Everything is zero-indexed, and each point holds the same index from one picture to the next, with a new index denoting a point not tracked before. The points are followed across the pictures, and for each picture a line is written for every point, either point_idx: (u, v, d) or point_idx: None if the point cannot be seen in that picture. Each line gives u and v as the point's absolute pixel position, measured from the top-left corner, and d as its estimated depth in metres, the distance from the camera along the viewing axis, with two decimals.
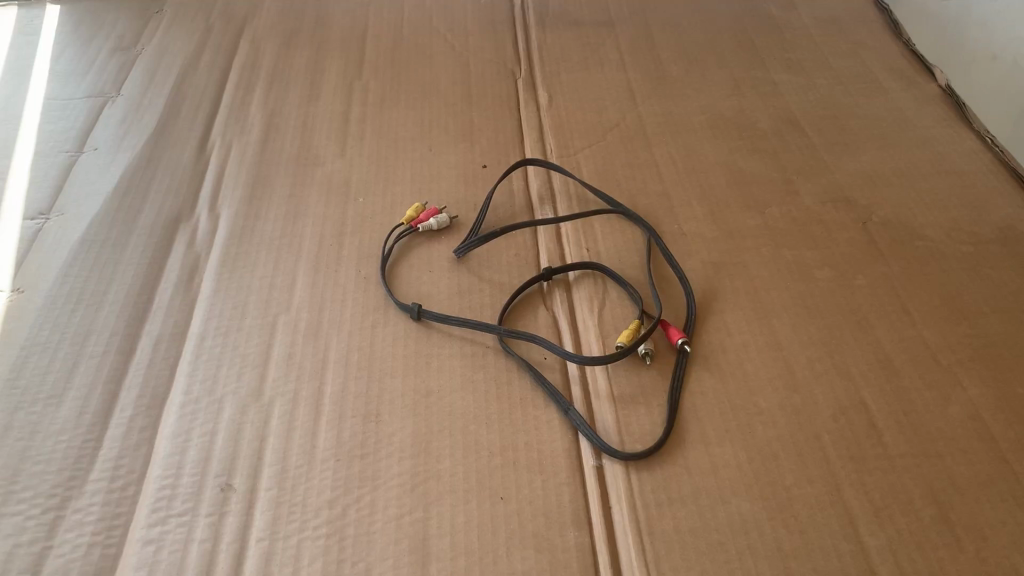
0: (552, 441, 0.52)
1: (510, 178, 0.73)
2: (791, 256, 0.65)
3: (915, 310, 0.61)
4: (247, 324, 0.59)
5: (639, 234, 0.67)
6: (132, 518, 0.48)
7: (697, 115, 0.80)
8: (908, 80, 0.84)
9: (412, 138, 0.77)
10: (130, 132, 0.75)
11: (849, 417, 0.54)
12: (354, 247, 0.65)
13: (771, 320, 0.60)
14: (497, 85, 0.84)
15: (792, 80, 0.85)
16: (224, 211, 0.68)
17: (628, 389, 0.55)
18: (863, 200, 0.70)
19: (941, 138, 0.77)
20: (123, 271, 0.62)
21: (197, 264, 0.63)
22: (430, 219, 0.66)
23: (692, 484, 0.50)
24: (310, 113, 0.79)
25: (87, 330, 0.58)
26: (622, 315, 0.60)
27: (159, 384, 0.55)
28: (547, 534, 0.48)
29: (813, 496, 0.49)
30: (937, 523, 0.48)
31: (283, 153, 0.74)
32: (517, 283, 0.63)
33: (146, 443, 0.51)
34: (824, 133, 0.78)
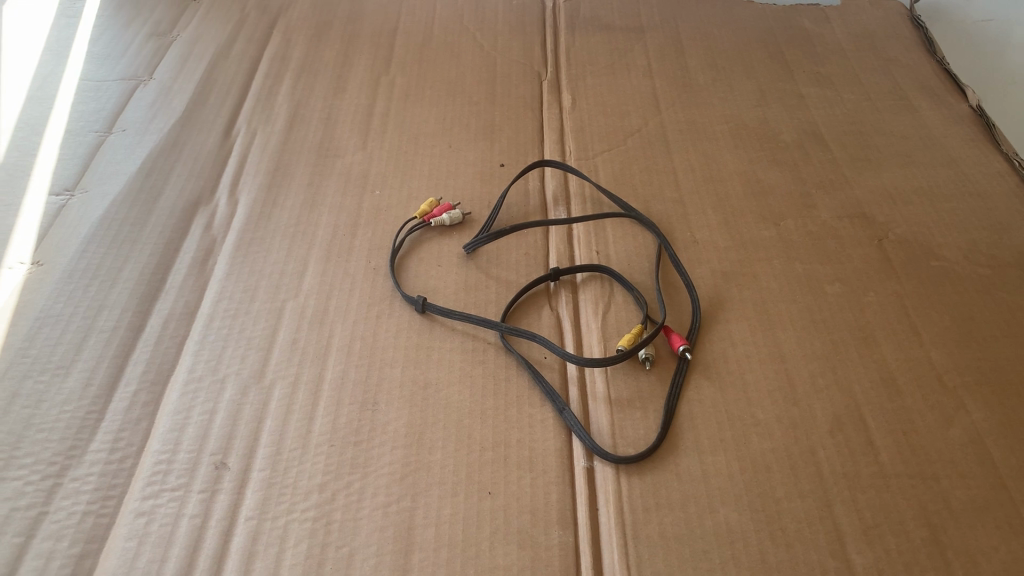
0: (545, 440, 0.53)
1: (526, 178, 0.74)
2: (802, 269, 0.65)
3: (925, 330, 0.60)
4: (256, 307, 0.60)
5: (651, 240, 0.67)
6: (128, 489, 0.49)
7: (720, 124, 0.80)
8: (939, 99, 0.83)
9: (433, 134, 0.77)
10: (158, 115, 0.77)
11: (846, 432, 0.53)
12: (366, 239, 0.66)
13: (776, 332, 0.60)
14: (522, 86, 0.84)
15: (819, 93, 0.84)
16: (243, 197, 0.69)
17: (625, 393, 0.55)
18: (880, 217, 0.69)
19: (968, 158, 0.76)
20: (140, 250, 0.63)
21: (212, 247, 0.65)
22: (443, 215, 0.67)
23: (681, 491, 0.50)
24: (335, 105, 0.80)
25: (100, 305, 0.59)
26: (625, 319, 0.60)
27: (165, 361, 0.56)
28: (531, 531, 0.48)
29: (803, 510, 0.49)
30: (927, 545, 0.47)
31: (304, 143, 0.75)
32: (525, 281, 0.64)
33: (147, 419, 0.52)
34: (847, 148, 0.77)
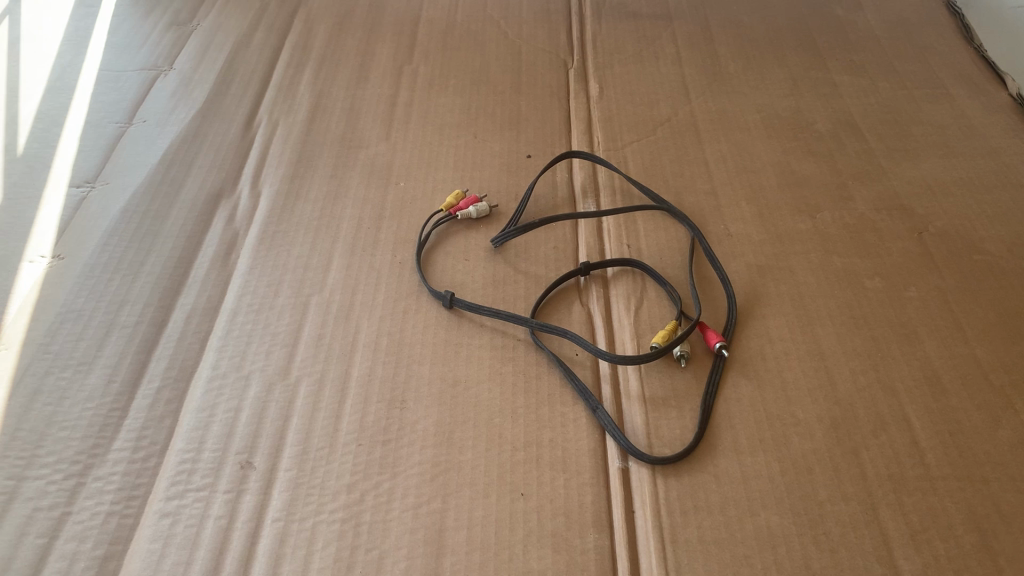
0: (578, 440, 0.51)
1: (554, 170, 0.72)
2: (840, 263, 0.63)
3: (969, 327, 0.58)
4: (280, 302, 0.59)
5: (683, 233, 0.65)
6: (152, 489, 0.48)
7: (752, 113, 0.78)
8: (977, 87, 0.81)
9: (457, 125, 0.76)
10: (178, 106, 0.76)
11: (890, 433, 0.51)
12: (391, 232, 0.65)
13: (815, 329, 0.58)
14: (548, 75, 0.83)
15: (853, 82, 0.82)
16: (266, 188, 0.68)
17: (660, 391, 0.54)
18: (920, 209, 0.67)
19: (1008, 148, 0.73)
20: (162, 243, 0.62)
21: (235, 240, 0.63)
22: (469, 207, 0.65)
23: (720, 494, 0.48)
24: (358, 95, 0.78)
25: (121, 300, 0.58)
26: (659, 315, 0.59)
27: (188, 357, 0.55)
28: (566, 534, 0.46)
29: (847, 514, 0.47)
30: (978, 551, 0.46)
31: (327, 134, 0.74)
32: (554, 276, 0.62)
33: (171, 417, 0.51)
34: (883, 138, 0.75)
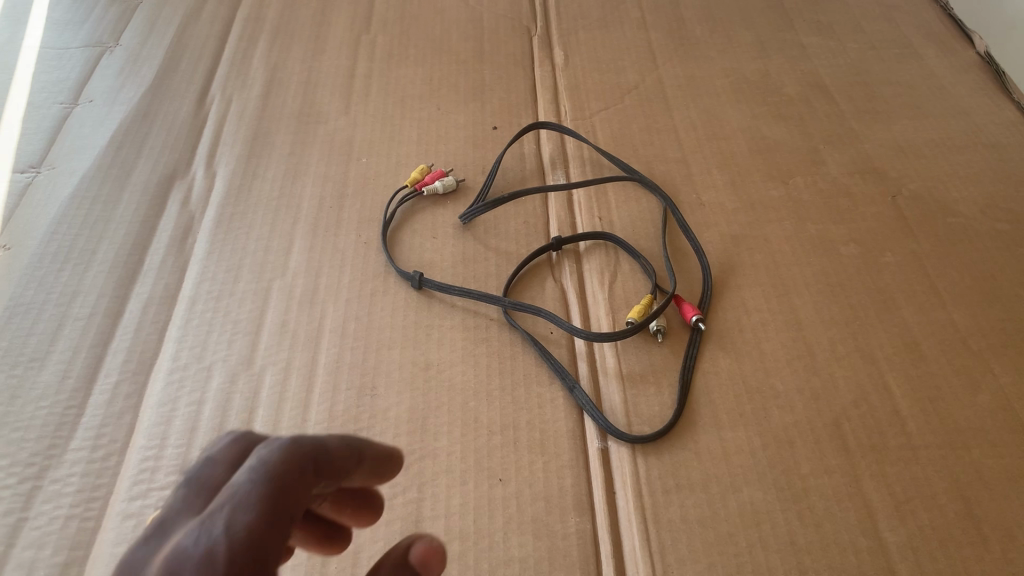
0: (556, 421, 0.50)
1: (521, 142, 0.70)
2: (815, 230, 0.62)
3: (946, 291, 0.57)
4: (241, 288, 0.56)
5: (655, 203, 0.64)
6: (114, 490, 0.46)
7: (720, 78, 0.76)
8: (945, 46, 0.80)
9: (419, 96, 0.73)
10: (126, 84, 0.72)
11: (871, 402, 0.51)
12: (354, 211, 0.62)
13: (792, 298, 0.57)
14: (511, 43, 0.80)
15: (821, 43, 0.81)
16: (221, 168, 0.65)
17: (637, 367, 0.53)
18: (892, 172, 0.66)
19: (977, 108, 0.73)
20: (114, 229, 0.59)
21: (191, 224, 0.61)
22: (435, 182, 0.63)
23: (702, 471, 0.47)
24: (314, 67, 0.76)
25: (73, 291, 0.55)
26: (633, 289, 0.57)
27: (146, 349, 0.52)
28: (546, 519, 0.45)
29: (830, 487, 0.47)
30: (962, 519, 0.45)
31: (284, 109, 0.71)
32: (525, 252, 0.60)
33: (131, 412, 0.49)
34: (854, 100, 0.74)
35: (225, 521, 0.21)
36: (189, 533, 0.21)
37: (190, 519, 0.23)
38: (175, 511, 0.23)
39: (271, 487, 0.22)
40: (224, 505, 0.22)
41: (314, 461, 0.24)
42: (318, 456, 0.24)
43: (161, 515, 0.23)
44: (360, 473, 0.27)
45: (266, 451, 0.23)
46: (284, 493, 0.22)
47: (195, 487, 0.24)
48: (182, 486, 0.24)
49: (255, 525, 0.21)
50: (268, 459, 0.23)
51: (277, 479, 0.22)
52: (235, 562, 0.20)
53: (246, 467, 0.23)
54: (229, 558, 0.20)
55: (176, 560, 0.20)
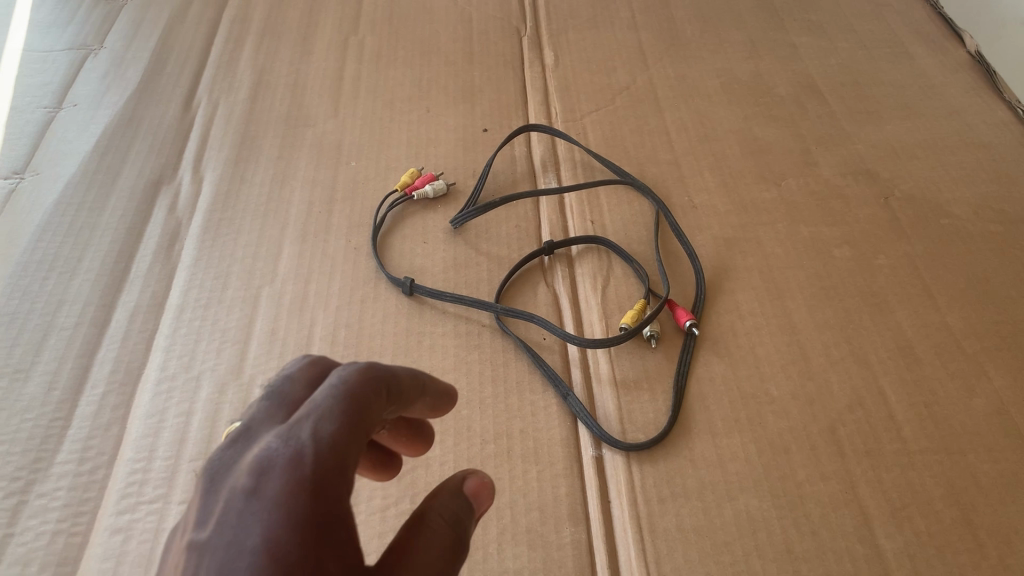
0: (549, 429, 0.49)
1: (512, 144, 0.69)
2: (808, 232, 0.61)
3: (940, 294, 0.57)
4: (229, 295, 0.56)
5: (647, 206, 0.63)
6: (101, 504, 0.45)
7: (711, 78, 0.76)
8: (935, 45, 0.80)
9: (409, 98, 0.73)
10: (111, 88, 0.71)
11: (866, 407, 0.50)
12: (344, 216, 0.62)
13: (785, 302, 0.56)
14: (500, 43, 0.80)
15: (812, 43, 0.80)
16: (208, 173, 0.65)
17: (631, 374, 0.52)
18: (885, 174, 0.66)
19: (969, 108, 0.72)
20: (100, 237, 0.59)
21: (178, 230, 0.60)
22: (426, 186, 0.63)
23: (697, 479, 0.47)
24: (302, 70, 0.75)
25: (59, 300, 0.54)
26: (627, 293, 0.57)
27: (133, 359, 0.52)
28: (541, 529, 0.45)
29: (826, 494, 0.46)
30: (958, 526, 0.45)
31: (271, 112, 0.70)
32: (517, 256, 0.60)
33: (118, 424, 0.48)
34: (845, 101, 0.74)
35: (311, 429, 0.23)
36: (277, 438, 0.23)
37: (273, 425, 0.25)
38: (256, 416, 0.25)
39: (354, 404, 0.24)
40: (309, 417, 0.24)
41: (386, 384, 0.26)
42: (388, 380, 0.26)
43: (243, 418, 0.25)
44: (422, 404, 0.30)
45: (345, 371, 0.25)
46: (364, 411, 0.24)
47: (274, 399, 0.26)
48: (260, 394, 0.26)
49: (337, 434, 0.23)
50: (347, 377, 0.25)
51: (356, 396, 0.24)
52: (322, 466, 0.23)
53: (329, 383, 0.25)
54: (316, 466, 0.23)
55: (266, 463, 0.23)
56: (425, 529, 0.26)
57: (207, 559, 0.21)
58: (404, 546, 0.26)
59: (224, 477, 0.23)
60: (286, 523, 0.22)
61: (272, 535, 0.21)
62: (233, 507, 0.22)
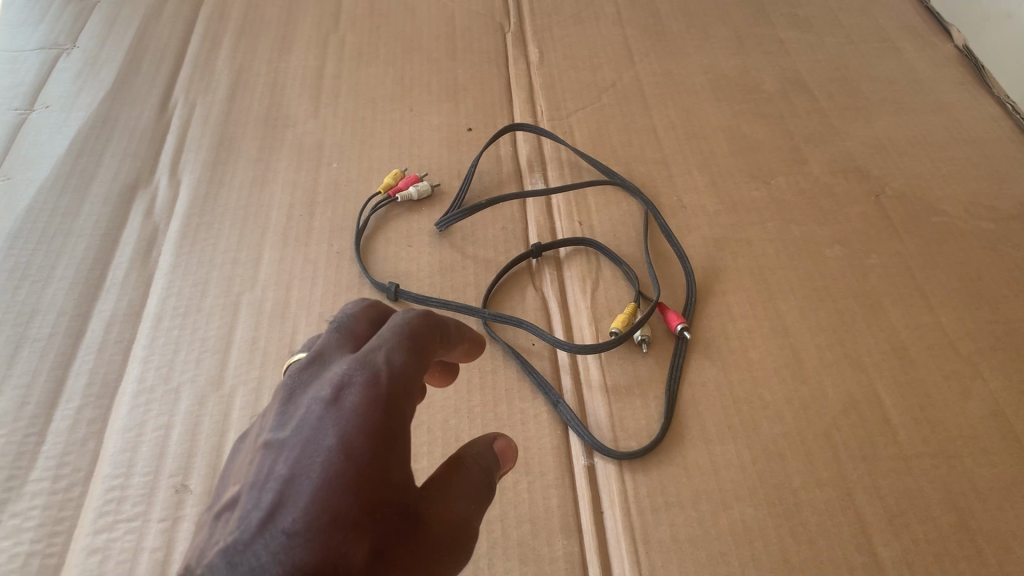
0: (540, 438, 0.48)
1: (497, 144, 0.68)
2: (798, 231, 0.60)
3: (933, 293, 0.56)
4: (208, 303, 0.54)
5: (636, 206, 0.62)
6: (77, 523, 0.43)
7: (698, 74, 0.75)
8: (923, 39, 0.79)
9: (391, 97, 0.71)
10: (85, 88, 0.69)
11: (861, 411, 0.50)
12: (326, 219, 0.60)
13: (777, 304, 0.55)
14: (484, 40, 0.78)
15: (799, 37, 0.79)
16: (186, 176, 0.63)
17: (622, 380, 0.51)
18: (875, 171, 0.65)
19: (958, 103, 0.72)
20: (74, 243, 0.57)
21: (156, 236, 0.58)
22: (410, 188, 0.61)
23: (691, 487, 0.46)
24: (282, 68, 0.73)
25: (32, 310, 0.52)
26: (616, 296, 0.56)
27: (110, 371, 0.50)
28: (532, 543, 0.44)
29: (823, 501, 0.45)
30: (956, 532, 0.44)
31: (250, 112, 0.69)
32: (504, 259, 0.58)
33: (95, 439, 0.47)
34: (834, 97, 0.73)
35: (384, 357, 0.28)
36: (352, 359, 0.28)
37: (343, 352, 0.29)
38: (326, 342, 0.30)
39: (415, 342, 0.29)
40: (382, 347, 0.28)
41: (438, 331, 0.31)
42: (439, 329, 0.31)
43: (314, 344, 0.30)
44: (458, 350, 0.34)
45: (408, 316, 0.30)
46: (423, 349, 0.29)
47: (342, 333, 0.30)
48: (329, 327, 0.30)
49: (405, 363, 0.28)
50: (411, 321, 0.30)
51: (417, 336, 0.29)
52: (392, 388, 0.27)
53: (394, 322, 0.30)
54: (386, 384, 0.27)
55: (346, 379, 0.27)
56: (458, 469, 0.31)
57: (287, 452, 0.25)
58: (442, 481, 0.30)
59: (303, 389, 0.27)
60: (361, 426, 0.26)
61: (346, 435, 0.25)
62: (313, 412, 0.26)
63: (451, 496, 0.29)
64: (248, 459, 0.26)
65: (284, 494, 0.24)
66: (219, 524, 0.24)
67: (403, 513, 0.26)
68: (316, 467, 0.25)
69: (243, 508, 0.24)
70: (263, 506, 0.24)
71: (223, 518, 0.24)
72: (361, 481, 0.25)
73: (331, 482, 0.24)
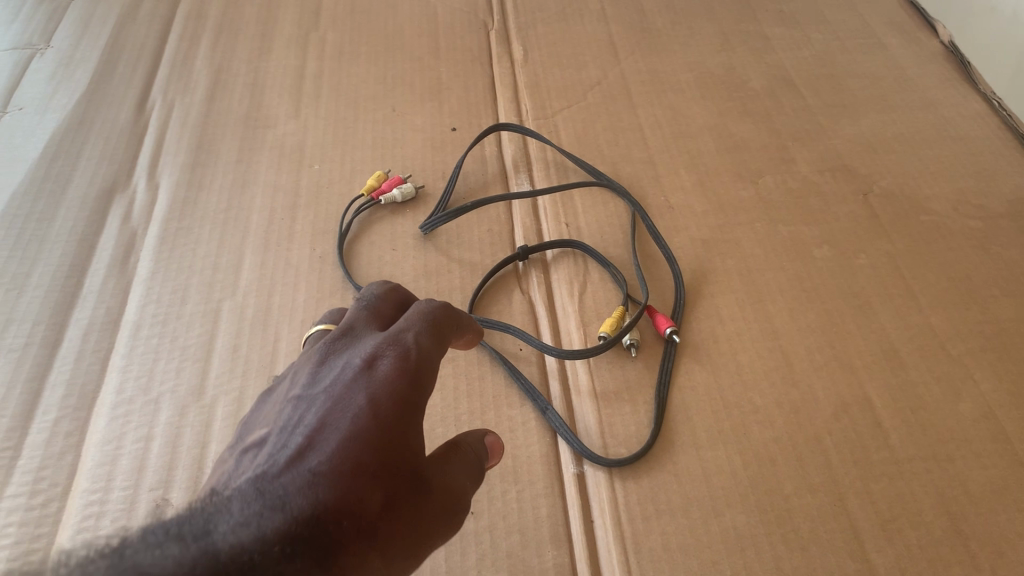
0: (528, 446, 0.48)
1: (482, 144, 0.67)
2: (786, 232, 0.60)
3: (922, 293, 0.56)
4: (188, 311, 0.53)
5: (623, 207, 0.62)
6: (54, 538, 0.42)
7: (684, 72, 0.74)
8: (909, 35, 0.79)
9: (373, 96, 0.70)
10: (59, 89, 0.68)
11: (852, 415, 0.49)
12: (308, 222, 0.59)
13: (767, 305, 0.55)
14: (467, 38, 0.77)
15: (785, 34, 0.79)
16: (164, 179, 0.62)
17: (611, 385, 0.50)
18: (863, 169, 0.65)
19: (945, 100, 0.71)
20: (50, 249, 0.55)
21: (134, 241, 0.57)
22: (393, 190, 0.60)
23: (682, 494, 0.45)
24: (261, 68, 0.72)
25: (6, 319, 0.51)
26: (604, 300, 0.55)
27: (88, 382, 0.49)
28: (522, 554, 0.43)
29: (815, 507, 0.45)
30: (949, 537, 0.44)
31: (230, 113, 0.67)
32: (490, 262, 0.58)
33: (72, 452, 0.46)
34: (820, 94, 0.72)
35: (412, 337, 0.32)
36: (382, 337, 0.32)
37: (372, 331, 0.33)
38: (358, 323, 0.34)
39: (436, 328, 0.33)
40: (411, 329, 0.33)
41: (454, 323, 0.35)
42: (455, 321, 0.36)
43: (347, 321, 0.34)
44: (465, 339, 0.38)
45: (432, 305, 0.35)
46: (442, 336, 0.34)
47: (371, 312, 0.35)
48: (359, 307, 0.35)
49: (428, 346, 0.32)
50: (435, 310, 0.34)
51: (438, 324, 0.34)
52: (417, 363, 0.31)
53: (420, 309, 0.34)
54: (414, 358, 0.31)
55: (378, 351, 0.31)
56: (459, 448, 0.32)
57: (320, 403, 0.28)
58: (445, 455, 0.32)
59: (337, 356, 0.31)
60: (387, 389, 0.29)
61: (375, 395, 0.29)
62: (346, 375, 0.30)
63: (449, 468, 0.31)
64: (278, 408, 0.29)
65: (314, 440, 0.26)
66: (246, 458, 0.27)
67: (416, 472, 0.28)
68: (345, 421, 0.27)
69: (271, 446, 0.26)
70: (293, 447, 0.26)
71: (254, 454, 0.27)
72: (383, 436, 0.28)
73: (357, 434, 0.27)
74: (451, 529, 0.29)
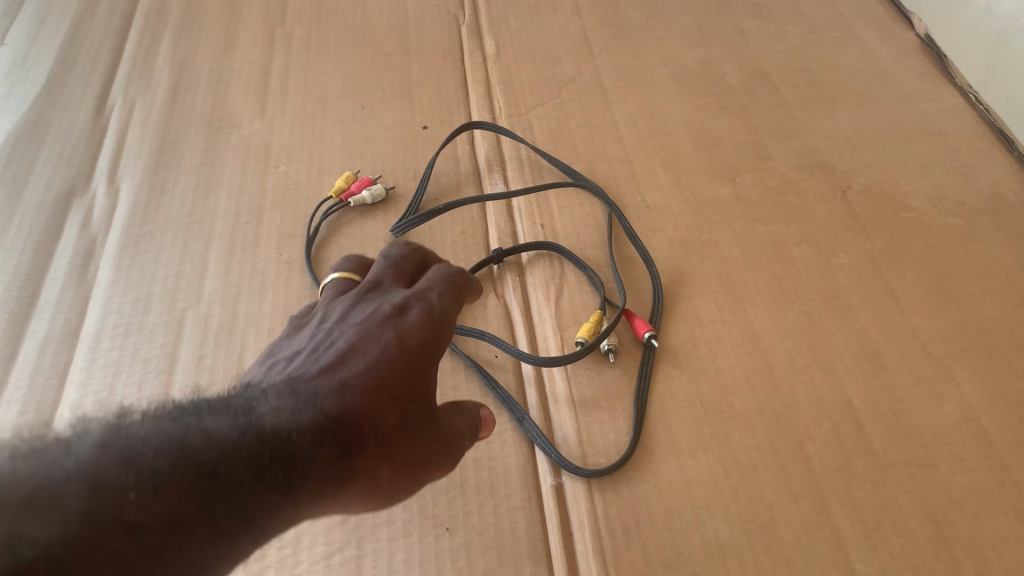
0: (505, 458, 0.46)
1: (454, 143, 0.66)
2: (765, 231, 0.59)
3: (902, 293, 0.55)
4: (150, 321, 0.51)
5: (599, 207, 0.60)
6: None
7: (660, 67, 0.73)
8: (885, 28, 0.78)
9: (342, 95, 0.68)
10: (14, 90, 0.65)
11: (834, 419, 0.48)
12: (275, 226, 0.57)
13: (746, 308, 0.54)
14: (437, 33, 0.75)
15: (761, 27, 0.78)
16: (124, 183, 0.60)
17: (589, 392, 0.49)
18: (841, 166, 0.64)
19: (922, 94, 0.71)
20: (4, 258, 0.53)
21: (93, 248, 0.55)
22: (363, 191, 0.58)
23: (662, 505, 0.44)
24: (226, 65, 0.70)
25: None
26: (581, 303, 0.54)
27: (45, 398, 0.47)
28: (499, 571, 0.42)
29: (798, 515, 0.44)
30: (934, 544, 0.43)
31: (193, 113, 0.65)
32: (464, 266, 0.56)
33: None
34: (797, 89, 0.71)
35: (433, 294, 0.38)
36: (409, 291, 0.38)
37: (398, 286, 0.39)
38: (385, 276, 0.40)
39: (452, 290, 0.39)
40: (432, 289, 0.38)
41: (467, 288, 0.41)
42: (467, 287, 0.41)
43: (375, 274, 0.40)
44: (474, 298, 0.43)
45: (450, 270, 0.40)
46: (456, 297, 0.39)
47: (396, 267, 0.40)
48: (385, 260, 0.41)
49: (446, 303, 0.38)
50: (452, 275, 0.40)
51: (455, 286, 0.39)
52: (435, 317, 0.37)
53: (440, 271, 0.40)
54: (432, 311, 0.37)
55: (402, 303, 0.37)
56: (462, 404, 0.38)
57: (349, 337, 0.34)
58: (452, 405, 0.37)
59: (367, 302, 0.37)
60: (407, 332, 0.35)
61: (396, 338, 0.35)
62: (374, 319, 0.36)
63: (452, 413, 0.37)
64: (314, 334, 0.36)
65: (342, 364, 0.33)
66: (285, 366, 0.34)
67: (427, 409, 0.34)
68: (370, 352, 0.34)
69: (308, 360, 0.33)
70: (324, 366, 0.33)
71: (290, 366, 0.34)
72: (400, 368, 0.34)
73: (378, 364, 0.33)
74: (447, 463, 0.35)
